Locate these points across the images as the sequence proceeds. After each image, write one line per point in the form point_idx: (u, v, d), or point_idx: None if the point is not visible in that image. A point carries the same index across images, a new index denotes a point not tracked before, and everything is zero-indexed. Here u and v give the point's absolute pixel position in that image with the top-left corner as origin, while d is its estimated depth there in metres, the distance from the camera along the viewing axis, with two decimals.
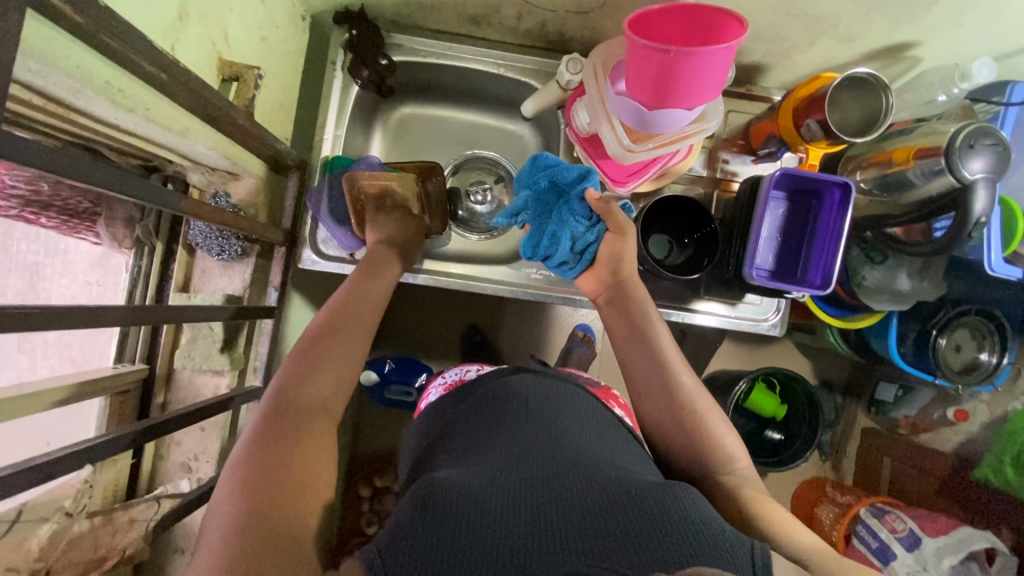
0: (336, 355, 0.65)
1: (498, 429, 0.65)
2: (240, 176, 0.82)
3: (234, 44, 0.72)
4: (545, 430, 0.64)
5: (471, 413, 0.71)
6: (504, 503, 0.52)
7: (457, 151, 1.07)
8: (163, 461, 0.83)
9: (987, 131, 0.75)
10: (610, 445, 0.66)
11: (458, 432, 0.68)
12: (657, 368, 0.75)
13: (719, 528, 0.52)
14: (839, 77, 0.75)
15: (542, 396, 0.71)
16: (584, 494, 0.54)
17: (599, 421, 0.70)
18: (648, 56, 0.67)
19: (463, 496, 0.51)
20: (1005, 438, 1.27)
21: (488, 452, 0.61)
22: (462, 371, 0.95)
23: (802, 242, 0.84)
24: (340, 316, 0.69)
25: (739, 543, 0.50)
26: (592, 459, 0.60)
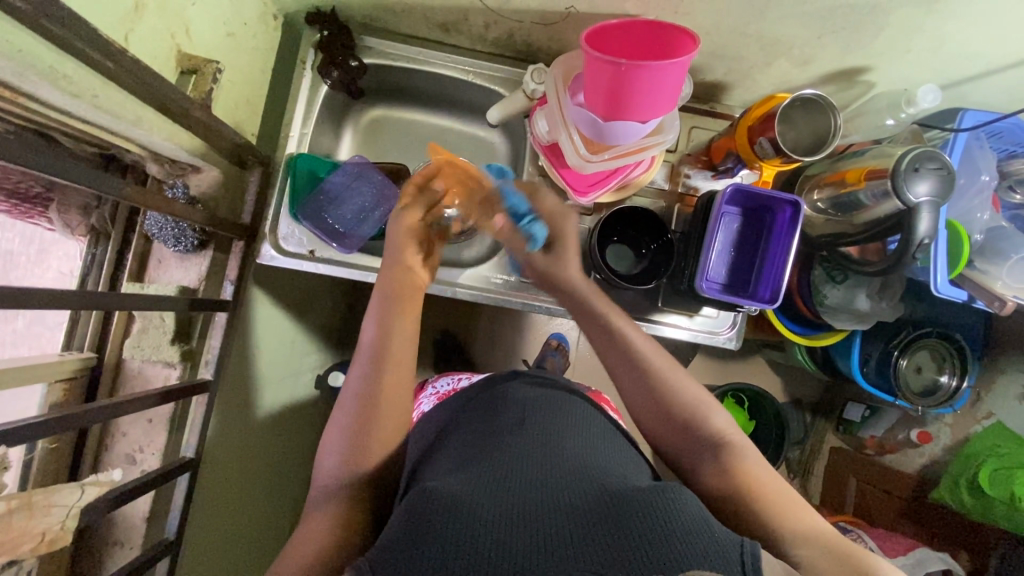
0: (390, 395, 0.72)
1: (496, 439, 0.67)
2: (201, 168, 0.81)
3: (195, 37, 0.72)
4: (541, 438, 0.66)
5: (474, 422, 0.74)
6: (496, 511, 0.54)
7: (427, 155, 1.09)
8: (108, 451, 0.82)
9: (933, 154, 0.77)
10: (607, 453, 0.68)
11: (458, 440, 0.71)
12: (643, 378, 0.74)
13: (712, 530, 0.51)
14: (789, 98, 0.77)
15: (543, 402, 0.75)
16: (576, 503, 0.55)
17: (594, 429, 0.73)
18: (602, 68, 0.68)
19: (455, 506, 0.54)
20: (963, 460, 1.30)
21: (485, 459, 0.63)
22: (454, 381, 1.04)
23: (755, 258, 0.86)
24: (389, 351, 0.74)
25: (731, 544, 0.50)
26: (586, 468, 0.62)
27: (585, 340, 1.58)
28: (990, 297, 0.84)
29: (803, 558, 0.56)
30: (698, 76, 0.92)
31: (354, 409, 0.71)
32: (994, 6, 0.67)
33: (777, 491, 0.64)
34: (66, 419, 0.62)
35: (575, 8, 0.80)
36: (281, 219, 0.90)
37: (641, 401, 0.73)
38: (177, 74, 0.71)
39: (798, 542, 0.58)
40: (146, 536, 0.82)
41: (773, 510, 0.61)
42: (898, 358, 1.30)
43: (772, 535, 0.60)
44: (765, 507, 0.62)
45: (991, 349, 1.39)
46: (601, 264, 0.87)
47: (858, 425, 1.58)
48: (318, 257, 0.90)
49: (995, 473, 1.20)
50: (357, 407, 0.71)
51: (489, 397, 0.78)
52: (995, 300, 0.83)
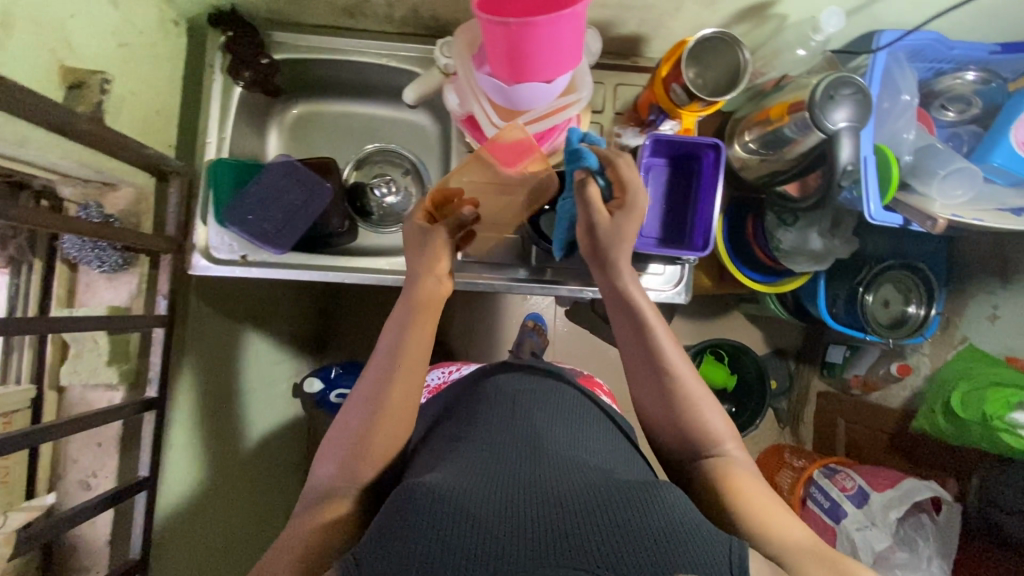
0: (399, 402, 0.71)
1: (484, 439, 0.68)
2: (117, 186, 0.81)
3: (81, 50, 0.70)
4: (529, 435, 0.67)
5: (462, 423, 0.75)
6: (486, 502, 0.53)
7: (359, 145, 1.07)
8: (61, 480, 0.81)
9: (847, 80, 0.76)
10: (597, 447, 0.69)
11: (443, 442, 0.72)
12: (659, 366, 0.73)
13: (699, 525, 0.52)
14: (692, 39, 0.75)
15: (535, 395, 0.77)
16: (565, 492, 0.56)
17: (583, 419, 0.75)
18: (494, 32, 0.67)
19: (445, 496, 0.53)
20: (936, 387, 1.30)
21: (475, 458, 0.63)
22: (446, 373, 1.05)
23: (688, 207, 0.85)
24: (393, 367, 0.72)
25: (718, 540, 0.51)
26: (574, 460, 0.63)
27: (562, 315, 1.61)
28: (924, 218, 0.83)
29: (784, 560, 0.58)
30: (613, 31, 0.90)
31: (362, 408, 0.70)
32: None
33: (760, 495, 0.65)
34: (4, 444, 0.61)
35: None
36: (209, 229, 0.89)
37: (641, 391, 0.74)
38: (64, 90, 0.69)
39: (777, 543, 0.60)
40: (111, 559, 0.82)
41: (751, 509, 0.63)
42: (864, 295, 1.29)
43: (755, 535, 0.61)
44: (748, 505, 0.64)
45: (958, 274, 1.39)
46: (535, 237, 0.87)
47: (841, 366, 1.58)
48: (251, 261, 0.90)
49: (968, 394, 1.19)
50: (363, 410, 0.70)
51: (477, 399, 0.79)
52: (928, 220, 0.82)
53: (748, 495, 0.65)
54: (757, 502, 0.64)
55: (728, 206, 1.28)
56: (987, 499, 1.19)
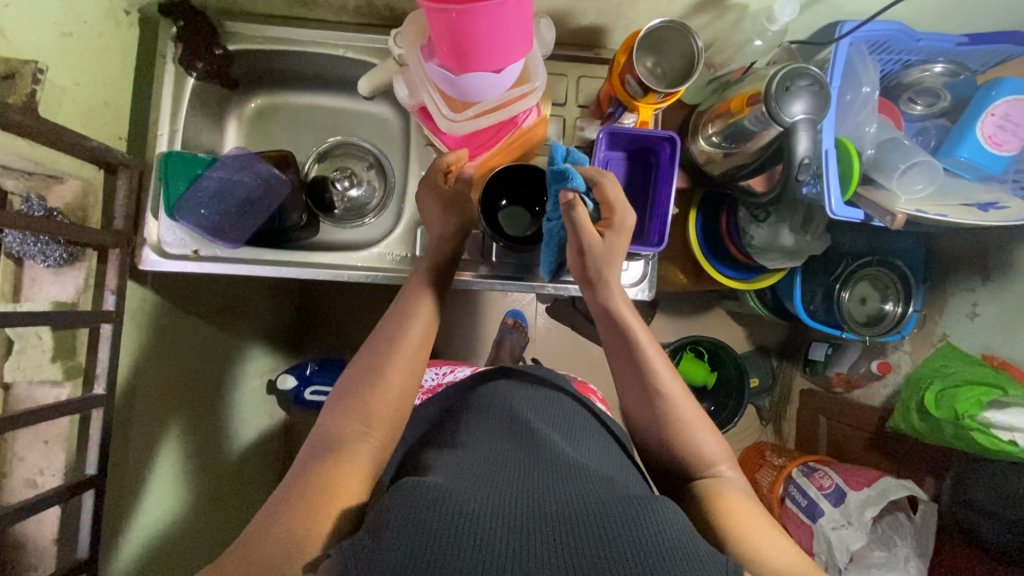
0: (398, 389, 0.69)
1: (485, 444, 0.66)
2: (63, 178, 0.80)
3: (16, 38, 0.69)
4: (530, 442, 0.65)
5: (461, 427, 0.73)
6: (484, 506, 0.51)
7: (322, 139, 1.06)
8: (7, 479, 0.80)
9: (803, 71, 0.74)
10: (593, 456, 0.68)
11: (441, 444, 0.70)
12: (655, 380, 0.73)
13: (699, 545, 0.50)
14: (643, 30, 0.73)
15: (536, 403, 0.75)
16: (564, 503, 0.53)
17: (579, 427, 0.74)
18: (435, 19, 0.65)
19: (442, 493, 0.51)
20: (913, 384, 1.28)
21: (475, 461, 0.61)
22: (440, 375, 1.04)
23: (646, 202, 0.83)
24: (398, 349, 0.71)
25: (713, 560, 0.49)
26: (575, 468, 0.61)
27: (539, 313, 1.59)
28: (884, 213, 0.82)
29: None
30: (572, 22, 0.89)
31: (359, 386, 0.68)
32: None
33: (750, 512, 0.63)
34: None
35: None
36: (160, 223, 0.88)
37: (634, 401, 0.74)
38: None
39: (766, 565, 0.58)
40: (58, 558, 0.81)
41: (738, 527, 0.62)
42: (841, 291, 1.32)
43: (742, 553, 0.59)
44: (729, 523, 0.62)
45: (936, 270, 1.37)
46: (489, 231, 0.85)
47: (823, 363, 1.58)
48: (203, 255, 0.89)
49: (941, 393, 1.17)
50: (360, 383, 0.68)
51: (478, 399, 0.78)
52: (888, 216, 0.81)
53: (735, 512, 0.63)
54: (738, 515, 0.63)
55: (700, 205, 1.26)
56: (962, 499, 1.17)
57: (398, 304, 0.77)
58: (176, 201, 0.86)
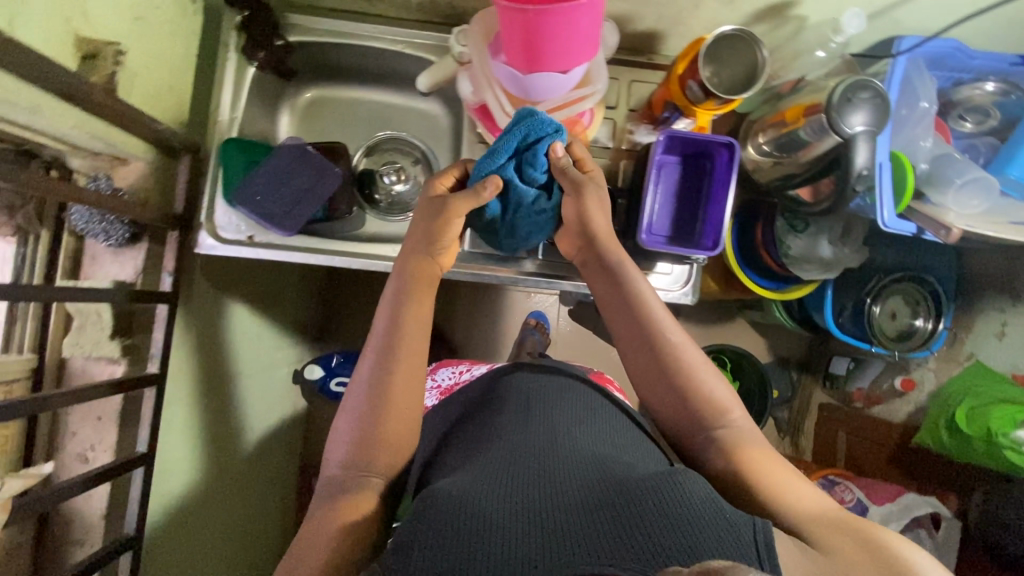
0: (399, 397, 0.71)
1: (501, 440, 0.69)
2: (128, 160, 0.81)
3: (99, 21, 0.70)
4: (546, 436, 0.68)
5: (480, 422, 0.77)
6: (505, 509, 0.55)
7: (370, 132, 1.07)
8: (59, 453, 0.81)
9: (866, 83, 0.75)
10: (611, 442, 0.71)
11: (462, 443, 0.74)
12: (653, 350, 0.75)
13: (723, 511, 0.53)
14: (709, 37, 0.73)
15: (548, 395, 0.77)
16: (586, 495, 0.57)
17: (594, 414, 0.76)
18: (511, 18, 0.66)
19: (463, 504, 0.55)
20: (942, 402, 1.28)
21: (494, 459, 0.64)
22: (457, 373, 1.02)
23: (698, 206, 0.84)
24: (399, 344, 0.73)
25: (742, 524, 0.52)
26: (593, 459, 0.64)
27: (564, 314, 1.60)
28: (938, 228, 0.83)
29: (808, 530, 0.59)
30: (631, 27, 0.90)
31: (362, 403, 0.71)
32: None
33: (770, 464, 0.67)
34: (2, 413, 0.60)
35: None
36: (217, 207, 0.89)
37: (642, 367, 0.76)
38: (79, 60, 0.68)
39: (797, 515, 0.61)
40: (105, 532, 0.82)
41: (764, 486, 0.64)
42: (871, 305, 1.30)
43: (772, 509, 0.62)
44: (755, 476, 0.65)
45: (967, 289, 1.38)
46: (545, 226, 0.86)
47: (843, 379, 1.56)
48: (257, 242, 0.90)
49: (974, 411, 1.17)
50: (368, 394, 0.71)
51: (495, 398, 0.81)
52: (942, 229, 0.83)
53: (757, 467, 0.66)
54: (764, 470, 0.66)
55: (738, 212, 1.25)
56: (991, 518, 1.17)
57: (400, 272, 0.77)
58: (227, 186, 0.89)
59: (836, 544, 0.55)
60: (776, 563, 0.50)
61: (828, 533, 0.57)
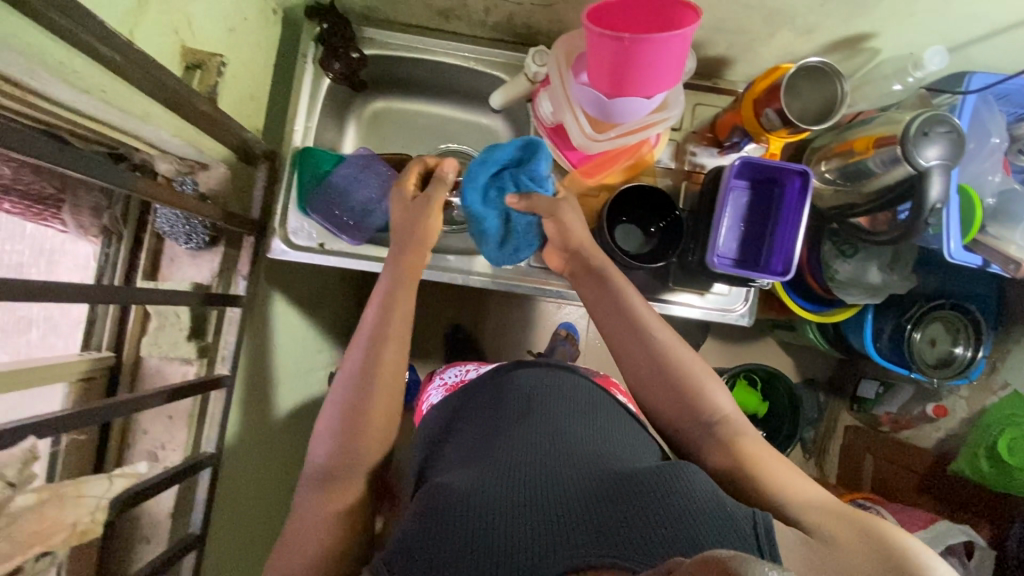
0: (381, 395, 0.69)
1: (502, 430, 0.67)
2: (210, 165, 0.83)
3: (199, 32, 0.73)
4: (547, 425, 0.66)
5: (478, 413, 0.74)
6: (503, 509, 0.54)
7: (432, 144, 1.08)
8: (130, 449, 0.83)
9: (943, 118, 0.76)
10: (609, 433, 0.68)
11: (462, 435, 0.72)
12: (644, 341, 0.75)
13: (724, 503, 0.54)
14: (794, 66, 0.76)
15: (545, 388, 0.73)
16: (590, 486, 0.56)
17: (591, 404, 0.73)
18: (605, 45, 0.68)
19: (460, 506, 0.54)
20: (981, 430, 1.28)
21: (495, 451, 0.63)
22: (462, 372, 1.01)
23: (766, 230, 0.85)
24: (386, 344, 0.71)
25: (742, 515, 0.53)
26: (594, 450, 0.63)
27: None
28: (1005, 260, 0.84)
29: (813, 524, 0.57)
30: (701, 52, 0.91)
31: (344, 408, 0.68)
32: None
33: (771, 459, 0.65)
34: (92, 414, 0.62)
35: None
36: (291, 214, 0.91)
37: (642, 368, 0.74)
38: (183, 69, 0.71)
39: (797, 505, 0.60)
40: (172, 529, 0.83)
41: (767, 477, 0.63)
42: (912, 331, 1.28)
43: (776, 500, 0.61)
44: (760, 471, 0.64)
45: None
46: (611, 245, 0.88)
47: (871, 402, 1.57)
48: (329, 249, 0.92)
49: (1017, 441, 1.17)
50: (350, 392, 0.69)
51: (492, 386, 0.78)
52: (1010, 263, 0.84)
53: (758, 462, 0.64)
54: (767, 464, 0.64)
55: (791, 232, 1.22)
56: None
57: (379, 280, 0.77)
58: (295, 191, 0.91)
59: (835, 534, 0.54)
60: (776, 554, 0.50)
61: (831, 522, 0.56)
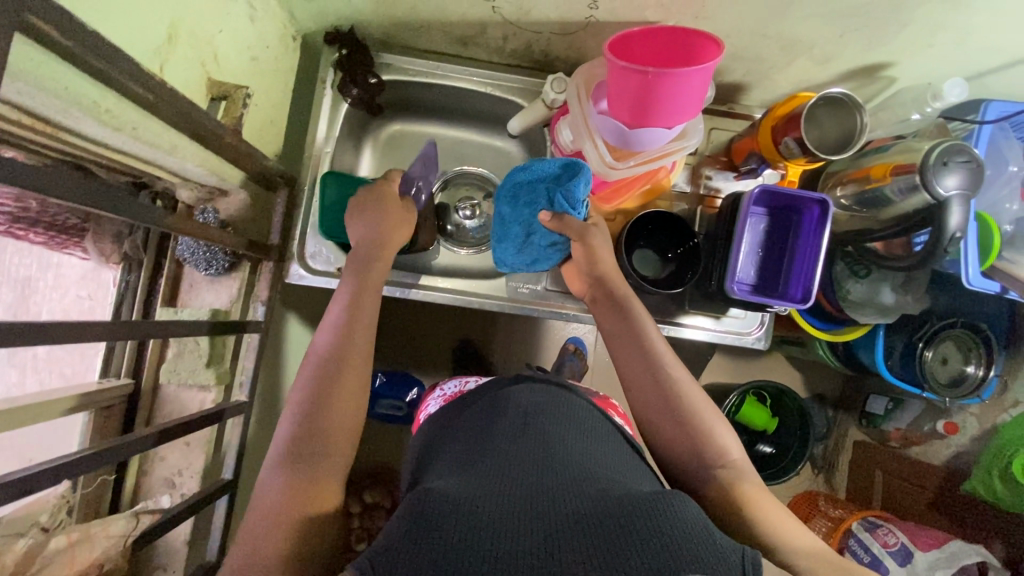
0: (346, 393, 0.66)
1: (493, 446, 0.64)
2: (230, 192, 0.83)
3: (223, 63, 0.73)
4: (540, 443, 0.64)
5: (469, 428, 0.71)
6: (496, 513, 0.51)
7: (447, 166, 1.09)
8: (147, 477, 0.82)
9: (961, 148, 0.77)
10: (601, 454, 0.66)
11: (451, 448, 0.69)
12: (649, 368, 0.75)
13: (713, 535, 0.51)
14: (814, 97, 0.77)
15: (540, 408, 0.71)
16: (577, 505, 0.53)
17: (583, 424, 0.70)
18: (628, 77, 0.68)
19: (451, 504, 0.51)
20: (994, 449, 1.26)
21: (483, 464, 0.61)
22: (461, 382, 0.99)
23: (784, 255, 0.86)
24: (352, 346, 0.69)
25: (730, 546, 0.49)
26: (585, 470, 0.60)
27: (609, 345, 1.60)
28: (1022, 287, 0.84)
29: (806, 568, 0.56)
30: (718, 79, 0.92)
31: (311, 402, 0.64)
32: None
33: (765, 501, 0.64)
34: (115, 450, 0.62)
35: (594, 17, 0.80)
36: (309, 237, 0.91)
37: (648, 399, 0.73)
38: (208, 100, 0.71)
39: (791, 551, 0.59)
40: (188, 558, 0.83)
41: (762, 520, 0.62)
42: (923, 349, 1.27)
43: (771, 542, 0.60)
44: (756, 511, 0.63)
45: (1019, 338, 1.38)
46: (629, 270, 0.87)
47: (882, 417, 1.54)
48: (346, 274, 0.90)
49: None
50: (315, 391, 0.65)
51: (488, 402, 0.76)
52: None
53: (754, 501, 0.64)
54: (762, 502, 0.64)
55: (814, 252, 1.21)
56: None
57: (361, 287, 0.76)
58: (312, 216, 0.91)
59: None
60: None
61: (823, 571, 0.56)
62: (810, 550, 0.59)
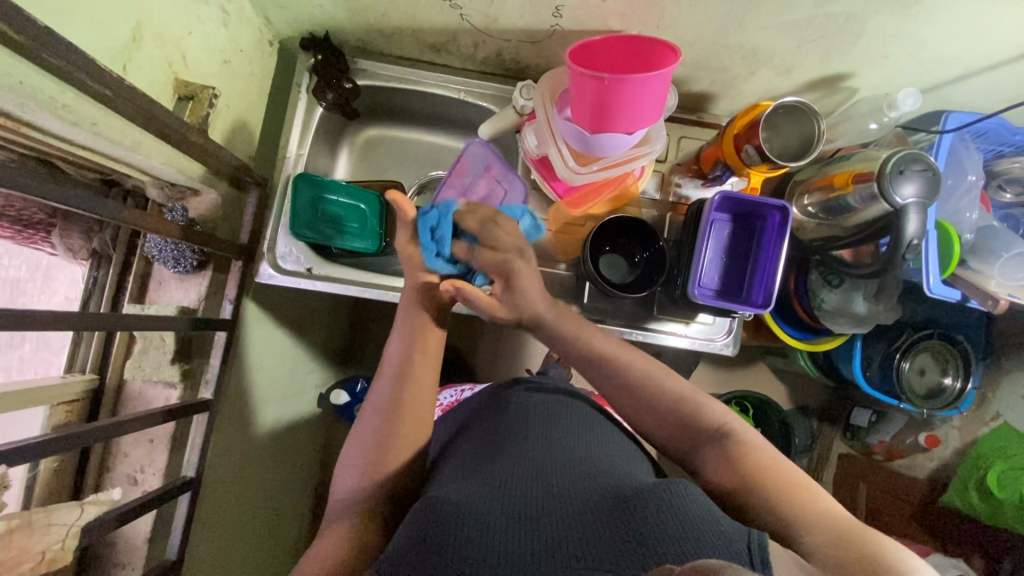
0: (410, 408, 0.71)
1: (499, 447, 0.65)
2: (201, 191, 0.82)
3: (192, 64, 0.75)
4: (545, 442, 0.64)
5: (478, 430, 0.72)
6: (503, 519, 0.52)
7: (422, 170, 1.10)
8: (110, 472, 0.82)
9: (917, 157, 0.78)
10: (610, 452, 0.66)
11: (462, 450, 0.70)
12: (630, 385, 0.74)
13: (717, 520, 0.50)
14: (772, 105, 0.78)
15: (547, 409, 0.72)
16: (583, 505, 0.54)
17: (593, 426, 0.71)
18: (586, 84, 0.70)
19: (461, 515, 0.53)
20: (972, 461, 1.25)
21: (490, 467, 0.62)
22: (459, 391, 1.00)
23: (748, 260, 0.87)
24: (410, 364, 0.74)
25: (735, 532, 0.49)
26: (590, 467, 0.61)
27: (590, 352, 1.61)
28: (985, 296, 0.86)
29: (811, 547, 0.54)
30: (684, 88, 0.94)
31: (372, 423, 0.70)
32: (969, 12, 0.68)
33: (776, 470, 0.61)
34: (69, 440, 0.62)
35: (560, 25, 0.82)
36: (279, 238, 0.93)
37: (628, 401, 0.74)
38: (175, 100, 0.73)
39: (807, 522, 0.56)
40: (148, 556, 0.82)
41: (773, 489, 0.59)
42: (902, 361, 1.23)
43: (780, 523, 0.57)
44: (768, 490, 0.59)
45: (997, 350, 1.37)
46: (594, 273, 0.88)
47: (865, 430, 1.41)
48: (316, 274, 0.92)
49: (1005, 474, 1.15)
50: (378, 417, 0.70)
51: (495, 404, 0.77)
52: (990, 300, 0.85)
53: (766, 474, 0.61)
54: (766, 475, 0.61)
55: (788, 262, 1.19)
56: None
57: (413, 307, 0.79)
58: (284, 217, 0.93)
59: (836, 559, 0.51)
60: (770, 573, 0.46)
61: (831, 542, 0.53)
62: (832, 518, 0.56)
